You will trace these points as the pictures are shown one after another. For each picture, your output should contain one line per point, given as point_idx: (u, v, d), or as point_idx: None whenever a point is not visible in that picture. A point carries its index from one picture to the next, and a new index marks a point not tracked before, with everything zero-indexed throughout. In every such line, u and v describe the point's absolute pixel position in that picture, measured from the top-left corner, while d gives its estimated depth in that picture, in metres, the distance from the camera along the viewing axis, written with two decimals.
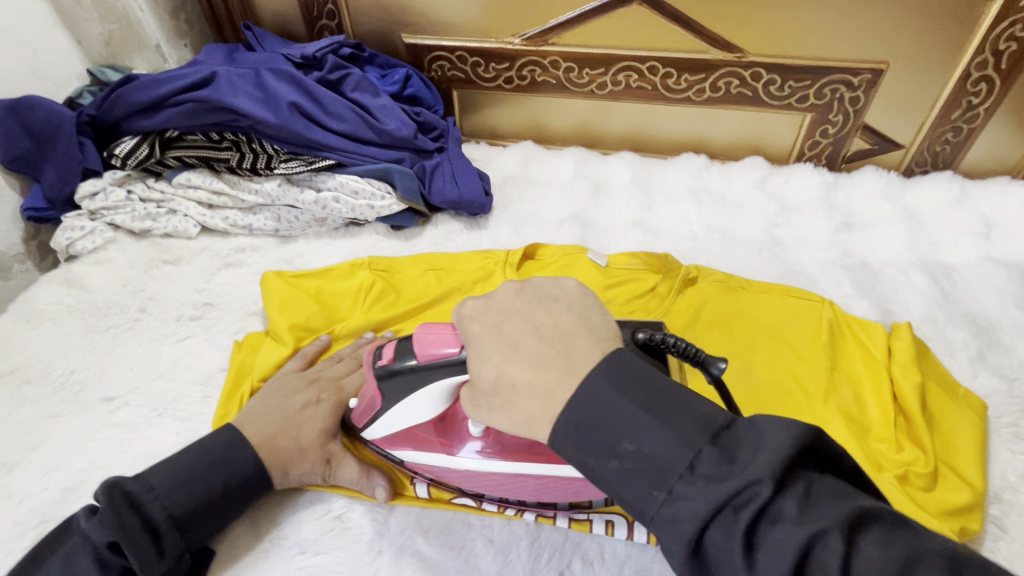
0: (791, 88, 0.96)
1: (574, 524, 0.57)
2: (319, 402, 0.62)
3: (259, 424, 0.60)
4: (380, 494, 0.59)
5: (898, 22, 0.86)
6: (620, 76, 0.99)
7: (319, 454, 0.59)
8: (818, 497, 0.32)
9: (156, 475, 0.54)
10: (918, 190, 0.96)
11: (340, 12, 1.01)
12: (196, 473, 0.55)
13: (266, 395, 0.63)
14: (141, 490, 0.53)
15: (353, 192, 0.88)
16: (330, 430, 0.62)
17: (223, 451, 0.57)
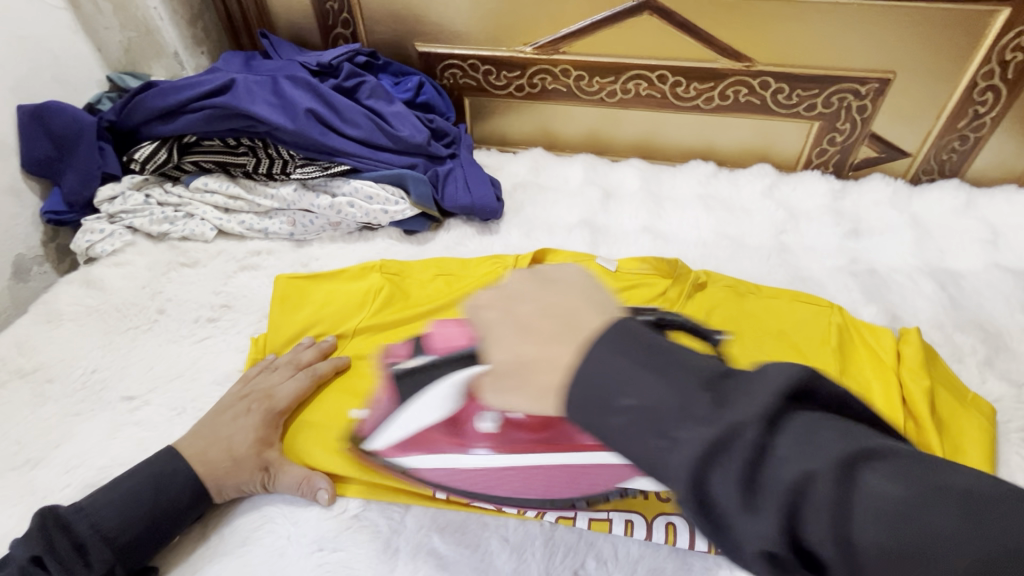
0: (799, 97, 0.97)
1: (593, 524, 0.57)
2: (249, 412, 0.64)
3: (196, 441, 0.62)
4: (322, 496, 0.60)
5: (904, 33, 0.87)
6: (630, 85, 1.01)
7: (255, 463, 0.61)
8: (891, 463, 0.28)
9: (92, 496, 0.56)
10: (924, 198, 0.97)
11: (355, 21, 1.03)
12: (129, 491, 0.57)
13: (206, 417, 0.66)
14: (71, 510, 0.54)
15: (367, 197, 0.89)
16: (264, 438, 0.63)
17: (155, 469, 0.59)
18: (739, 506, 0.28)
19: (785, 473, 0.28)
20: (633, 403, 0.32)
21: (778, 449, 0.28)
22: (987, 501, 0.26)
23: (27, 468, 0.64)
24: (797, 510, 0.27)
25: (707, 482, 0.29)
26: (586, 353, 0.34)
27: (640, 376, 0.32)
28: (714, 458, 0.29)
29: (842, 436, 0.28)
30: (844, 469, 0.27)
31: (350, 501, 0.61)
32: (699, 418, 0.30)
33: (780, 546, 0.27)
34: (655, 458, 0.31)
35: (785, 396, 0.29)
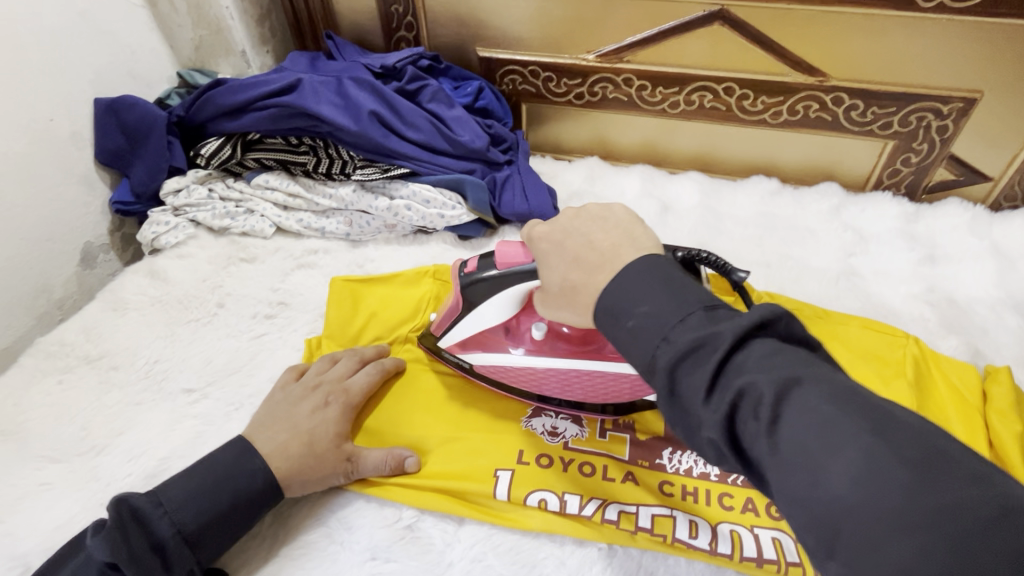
0: (874, 114, 0.93)
1: (657, 520, 0.57)
2: (327, 405, 0.64)
3: (271, 433, 0.61)
4: (411, 464, 0.61)
5: (994, 51, 0.82)
6: (694, 96, 0.98)
7: (338, 455, 0.60)
8: (782, 360, 0.34)
9: (167, 491, 0.54)
10: (1007, 226, 0.92)
11: (418, 24, 1.03)
12: (207, 487, 0.55)
13: (272, 406, 0.64)
14: (149, 506, 0.53)
15: (424, 201, 0.89)
16: (343, 432, 0.63)
17: (229, 466, 0.57)
18: (701, 397, 0.34)
19: (741, 379, 0.34)
20: (638, 314, 0.39)
21: (743, 365, 0.34)
22: (903, 433, 0.30)
23: (92, 454, 0.66)
24: (739, 411, 0.34)
25: (678, 373, 0.36)
26: (627, 270, 0.41)
27: (654, 290, 0.39)
28: (688, 356, 0.35)
29: (799, 368, 0.34)
30: (790, 392, 0.33)
31: (404, 510, 0.61)
32: (681, 327, 0.36)
33: (720, 433, 0.34)
34: (647, 352, 0.38)
35: (751, 323, 0.35)
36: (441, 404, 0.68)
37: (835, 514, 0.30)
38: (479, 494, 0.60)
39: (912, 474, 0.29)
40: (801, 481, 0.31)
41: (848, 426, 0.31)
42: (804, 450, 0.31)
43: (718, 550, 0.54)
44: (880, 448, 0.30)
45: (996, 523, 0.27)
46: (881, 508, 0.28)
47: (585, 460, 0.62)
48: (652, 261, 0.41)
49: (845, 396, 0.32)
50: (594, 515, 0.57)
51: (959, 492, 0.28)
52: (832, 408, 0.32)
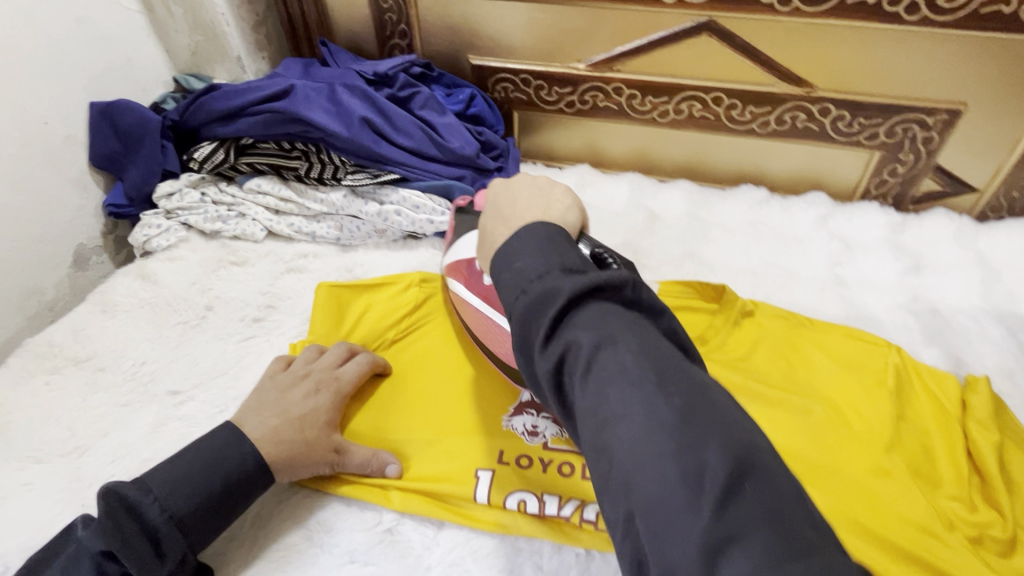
0: (860, 125, 0.94)
1: None
2: (318, 393, 0.65)
3: (261, 419, 0.61)
4: (392, 471, 0.62)
5: (978, 64, 0.84)
6: (683, 105, 0.99)
7: (326, 445, 0.61)
8: (614, 325, 0.40)
9: (156, 477, 0.54)
10: (992, 237, 0.93)
11: (412, 32, 1.04)
12: (196, 473, 0.55)
13: (262, 392, 0.65)
14: (138, 493, 0.52)
15: (414, 207, 0.90)
16: (333, 422, 0.64)
17: (217, 452, 0.57)
18: (538, 346, 0.41)
19: (577, 337, 0.40)
20: (514, 269, 0.44)
21: (574, 322, 0.41)
22: (685, 395, 0.38)
23: (76, 454, 0.66)
24: (565, 361, 0.41)
25: (530, 326, 0.42)
26: (520, 231, 0.46)
27: (531, 250, 0.44)
28: (535, 309, 0.41)
29: (626, 334, 0.40)
30: (605, 348, 0.39)
31: (385, 513, 0.61)
32: (537, 282, 0.42)
33: (549, 376, 0.41)
34: (507, 303, 0.44)
35: (590, 288, 0.41)
36: (426, 406, 0.68)
37: (615, 451, 0.37)
38: (461, 497, 0.61)
39: (674, 431, 0.36)
40: (596, 424, 0.38)
41: (649, 387, 0.38)
42: (605, 399, 0.38)
43: None
44: (665, 410, 0.37)
45: (736, 474, 0.34)
46: (649, 454, 0.36)
47: (564, 460, 0.62)
48: (552, 226, 0.46)
49: (649, 358, 0.39)
50: (573, 516, 0.58)
51: (717, 453, 0.35)
52: (636, 367, 0.39)
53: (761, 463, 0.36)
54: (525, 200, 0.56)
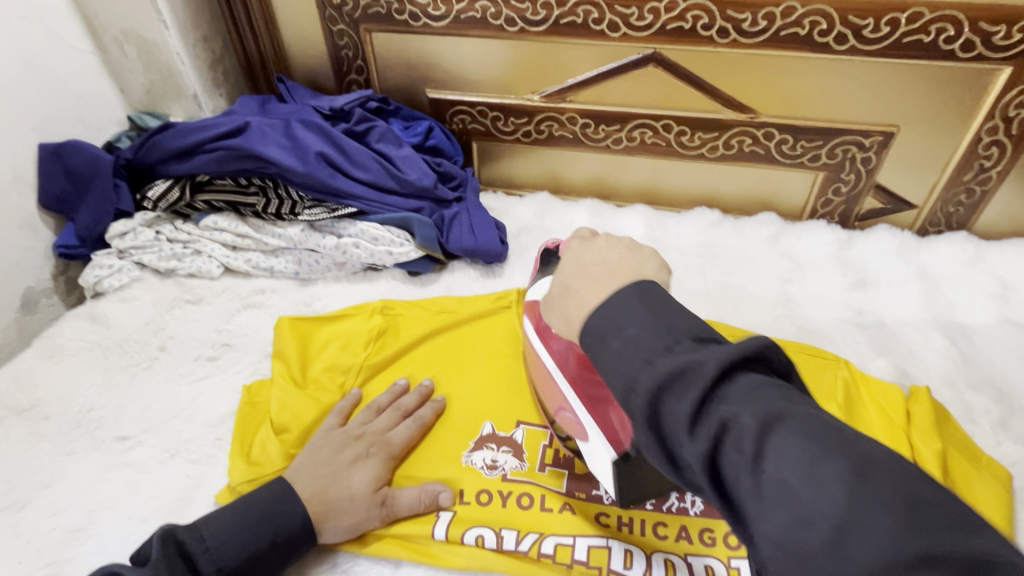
0: (803, 148, 0.98)
1: (593, 551, 0.57)
2: (367, 456, 0.63)
3: (309, 478, 0.60)
4: (444, 499, 0.61)
5: (906, 89, 0.89)
6: (636, 133, 1.03)
7: (373, 498, 0.60)
8: (760, 392, 0.35)
9: (209, 526, 0.54)
10: (932, 250, 0.97)
11: (368, 67, 1.05)
12: (249, 527, 0.55)
13: (313, 450, 0.63)
14: (193, 540, 0.53)
15: (373, 239, 0.90)
16: (381, 476, 0.63)
17: (272, 506, 0.57)
18: (683, 429, 0.35)
19: (722, 410, 0.34)
20: (624, 337, 0.40)
21: (724, 397, 0.35)
22: (883, 471, 0.30)
23: (15, 509, 0.63)
24: (723, 444, 0.34)
25: (662, 401, 0.36)
26: (616, 294, 0.43)
27: (639, 316, 0.41)
28: (674, 384, 0.36)
29: (780, 403, 0.34)
30: (768, 425, 0.33)
31: (340, 556, 0.61)
32: (669, 355, 0.38)
33: (703, 464, 0.34)
34: (630, 378, 0.39)
35: (735, 357, 0.36)
36: None
37: (813, 553, 0.29)
38: (418, 536, 0.60)
39: (889, 517, 0.28)
40: (782, 515, 0.31)
41: (824, 462, 0.31)
42: (784, 484, 0.31)
43: None
44: (855, 487, 0.30)
45: (968, 565, 0.27)
46: (861, 550, 0.28)
47: (522, 491, 0.62)
48: (640, 282, 0.44)
49: (824, 430, 0.32)
50: (531, 549, 0.58)
51: (930, 537, 0.28)
52: (812, 446, 0.32)
53: (999, 545, 0.28)
54: (614, 261, 0.50)
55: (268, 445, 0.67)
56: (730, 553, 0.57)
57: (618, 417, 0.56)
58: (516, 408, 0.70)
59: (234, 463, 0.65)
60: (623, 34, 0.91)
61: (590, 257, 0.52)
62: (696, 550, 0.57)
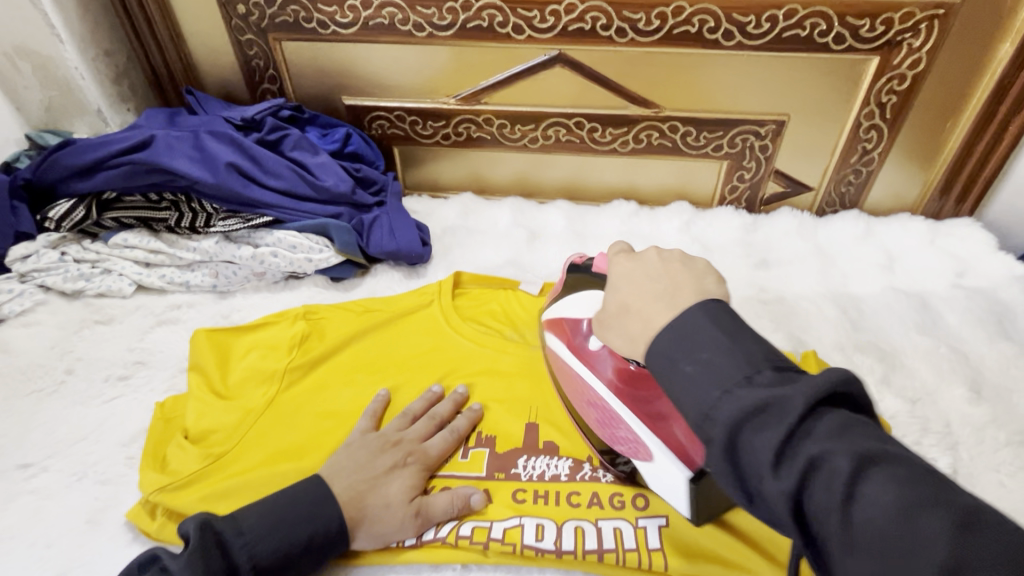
0: (706, 139, 1.04)
1: (507, 531, 0.60)
2: (405, 465, 0.64)
3: (347, 479, 0.61)
4: (477, 501, 0.62)
5: (791, 82, 0.96)
6: (550, 131, 1.06)
7: (408, 507, 0.60)
8: (849, 432, 0.34)
9: (247, 519, 0.56)
10: (828, 229, 1.05)
11: (281, 76, 1.05)
12: (286, 522, 0.56)
13: (351, 450, 0.64)
14: (230, 532, 0.55)
15: (291, 247, 0.90)
16: (416, 484, 0.63)
17: (314, 503, 0.58)
18: (767, 468, 0.34)
19: (809, 449, 0.34)
20: (699, 361, 0.39)
21: (812, 435, 0.34)
22: (998, 535, 0.30)
23: None
24: (811, 483, 0.34)
25: (744, 436, 0.36)
26: (689, 313, 0.42)
27: (716, 341, 0.40)
28: (753, 418, 0.35)
29: (872, 443, 0.34)
30: (863, 464, 0.33)
31: None
32: (749, 388, 0.37)
33: (786, 500, 0.34)
34: (706, 406, 0.38)
35: (824, 394, 0.35)
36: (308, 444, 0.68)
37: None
38: None
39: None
40: (875, 562, 0.31)
41: (919, 514, 0.31)
42: (879, 535, 0.31)
43: (561, 548, 0.59)
44: (958, 541, 0.29)
45: None
46: None
47: (443, 485, 0.65)
48: (707, 300, 0.42)
49: (922, 475, 0.32)
50: (449, 536, 0.61)
51: None
52: (911, 491, 0.31)
53: None
54: (668, 277, 0.46)
55: (184, 453, 0.66)
56: (637, 514, 0.61)
57: (683, 430, 0.57)
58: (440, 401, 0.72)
59: (144, 473, 0.65)
60: (528, 36, 0.95)
61: (638, 269, 0.48)
62: (606, 513, 0.61)
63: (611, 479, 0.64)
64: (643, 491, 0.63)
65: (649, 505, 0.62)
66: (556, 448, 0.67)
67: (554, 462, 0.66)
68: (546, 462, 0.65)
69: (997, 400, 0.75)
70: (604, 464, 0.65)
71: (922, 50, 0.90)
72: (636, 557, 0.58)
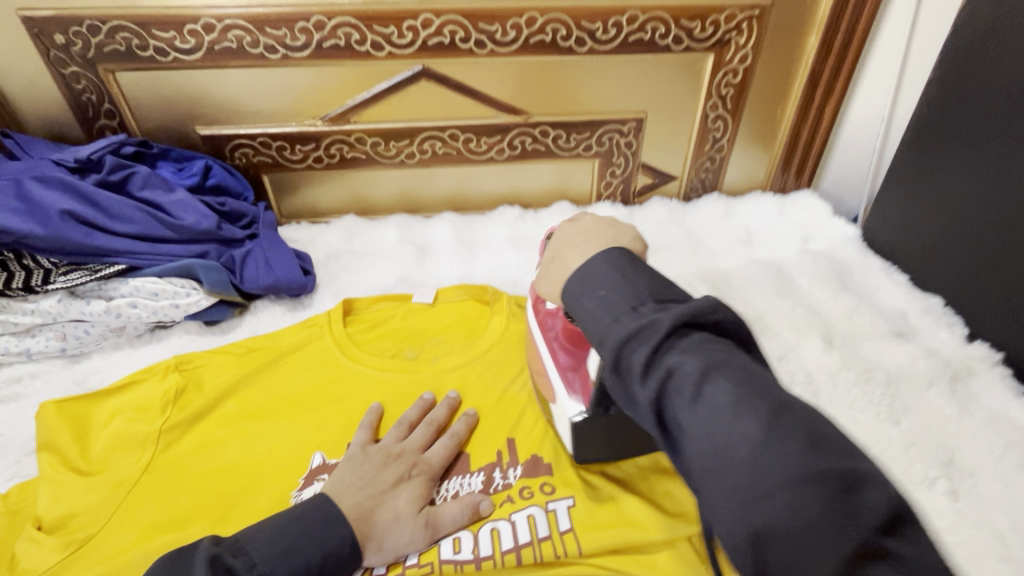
0: (576, 140, 1.08)
1: (423, 554, 0.59)
2: (410, 478, 0.62)
3: (355, 495, 0.58)
4: (485, 507, 0.61)
5: (642, 81, 1.03)
6: (426, 145, 1.06)
7: (418, 520, 0.59)
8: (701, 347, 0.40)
9: (258, 549, 0.49)
10: (694, 212, 1.14)
11: (120, 110, 0.95)
12: (302, 547, 0.51)
13: (352, 465, 0.61)
14: (243, 567, 0.48)
15: (152, 294, 0.82)
16: (424, 496, 0.61)
17: (323, 525, 0.53)
18: (636, 376, 0.41)
19: (670, 362, 0.40)
20: (598, 297, 0.46)
21: (677, 347, 0.40)
22: (793, 413, 0.37)
23: None
24: (670, 390, 0.40)
25: (626, 351, 0.42)
26: (594, 257, 0.49)
27: (611, 277, 0.46)
28: (635, 338, 0.41)
29: (722, 355, 0.40)
30: (708, 371, 0.39)
31: None
32: (635, 316, 0.43)
33: (653, 404, 0.40)
34: (602, 334, 0.44)
35: (688, 315, 0.41)
36: (212, 506, 0.63)
37: (727, 473, 0.36)
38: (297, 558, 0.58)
39: (762, 432, 0.36)
40: (708, 449, 0.37)
41: (751, 416, 0.37)
42: (713, 424, 0.37)
43: (480, 555, 0.59)
44: (771, 436, 0.36)
45: (871, 488, 0.34)
46: (769, 470, 0.35)
47: None
48: (614, 249, 0.49)
49: (751, 382, 0.38)
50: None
51: (837, 480, 0.34)
52: (750, 405, 0.37)
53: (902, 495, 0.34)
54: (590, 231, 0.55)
55: (38, 548, 0.58)
56: (546, 498, 0.62)
57: (580, 382, 0.59)
58: (347, 434, 0.69)
59: None
60: (388, 53, 0.94)
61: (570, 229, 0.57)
62: (517, 506, 0.62)
63: (521, 476, 0.65)
64: (549, 478, 0.65)
65: (556, 489, 0.63)
66: (467, 463, 0.67)
67: (467, 480, 0.65)
68: (458, 482, 0.65)
69: (845, 346, 0.85)
70: (513, 467, 0.66)
71: (748, 46, 1.01)
72: (550, 544, 0.59)
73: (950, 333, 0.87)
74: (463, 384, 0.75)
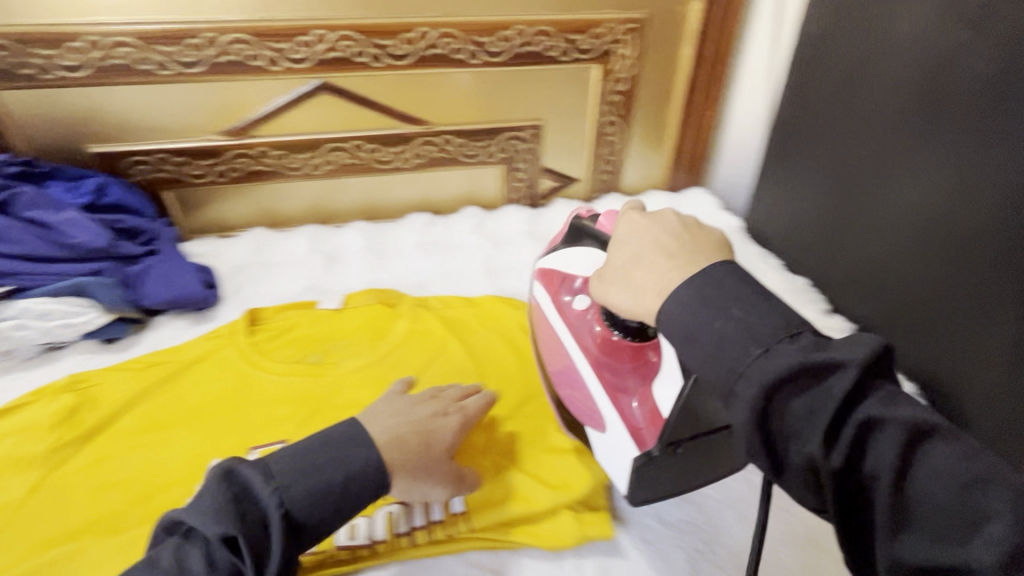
0: (478, 148, 1.14)
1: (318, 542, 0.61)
2: (446, 415, 0.62)
3: (386, 426, 0.56)
4: None
5: (536, 91, 1.10)
6: (331, 156, 1.08)
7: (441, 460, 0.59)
8: (881, 405, 0.36)
9: (277, 461, 0.48)
10: (596, 211, 1.22)
11: (3, 130, 0.93)
12: (320, 464, 0.49)
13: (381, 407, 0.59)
14: (260, 474, 0.47)
15: (40, 315, 0.80)
16: None
17: (333, 446, 0.50)
18: (821, 435, 0.35)
19: (856, 411, 0.36)
20: (730, 318, 0.40)
21: (848, 404, 0.36)
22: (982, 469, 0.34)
23: None
24: (857, 451, 0.35)
25: (776, 395, 0.37)
26: (715, 267, 0.44)
27: (728, 304, 0.41)
28: (798, 377, 0.37)
29: (883, 411, 0.36)
30: (884, 424, 0.35)
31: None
32: (781, 351, 0.38)
33: (841, 468, 0.35)
34: (737, 364, 0.39)
35: (865, 363, 0.36)
36: (106, 517, 0.63)
37: (944, 532, 0.33)
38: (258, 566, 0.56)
39: (959, 496, 0.33)
40: (944, 518, 0.33)
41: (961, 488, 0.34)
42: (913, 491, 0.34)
43: (374, 539, 0.62)
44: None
45: None
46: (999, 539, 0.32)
47: None
48: (725, 264, 0.44)
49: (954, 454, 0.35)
50: None
51: None
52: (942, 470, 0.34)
53: None
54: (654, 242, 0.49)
55: None
56: None
57: (643, 409, 0.57)
58: (249, 437, 0.71)
59: None
60: (284, 67, 0.96)
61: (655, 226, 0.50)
62: None
63: None
64: None
65: None
66: None
67: None
68: None
69: None
70: None
71: (630, 57, 1.10)
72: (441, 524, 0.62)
73: (813, 308, 0.97)
74: (366, 382, 0.78)
